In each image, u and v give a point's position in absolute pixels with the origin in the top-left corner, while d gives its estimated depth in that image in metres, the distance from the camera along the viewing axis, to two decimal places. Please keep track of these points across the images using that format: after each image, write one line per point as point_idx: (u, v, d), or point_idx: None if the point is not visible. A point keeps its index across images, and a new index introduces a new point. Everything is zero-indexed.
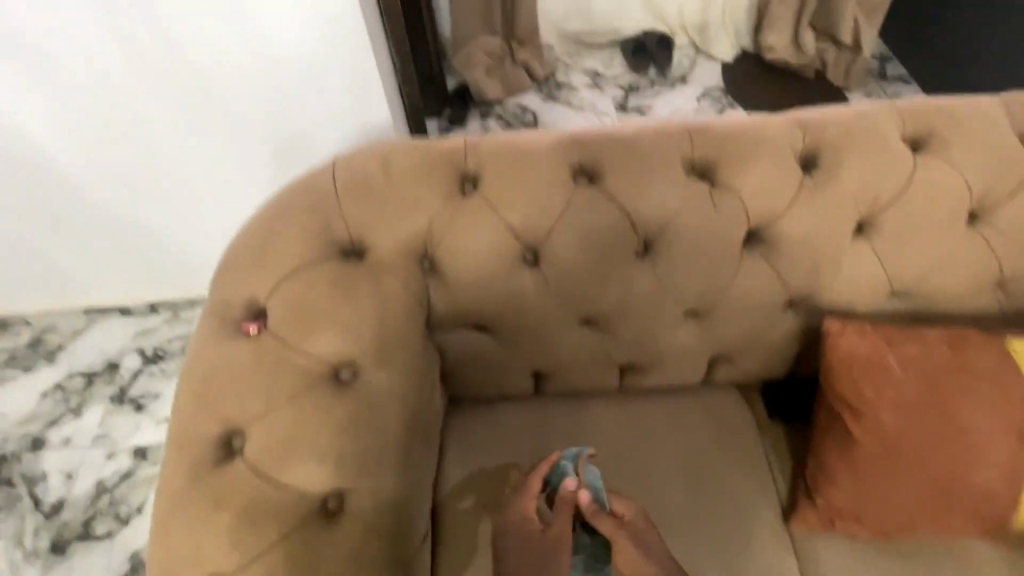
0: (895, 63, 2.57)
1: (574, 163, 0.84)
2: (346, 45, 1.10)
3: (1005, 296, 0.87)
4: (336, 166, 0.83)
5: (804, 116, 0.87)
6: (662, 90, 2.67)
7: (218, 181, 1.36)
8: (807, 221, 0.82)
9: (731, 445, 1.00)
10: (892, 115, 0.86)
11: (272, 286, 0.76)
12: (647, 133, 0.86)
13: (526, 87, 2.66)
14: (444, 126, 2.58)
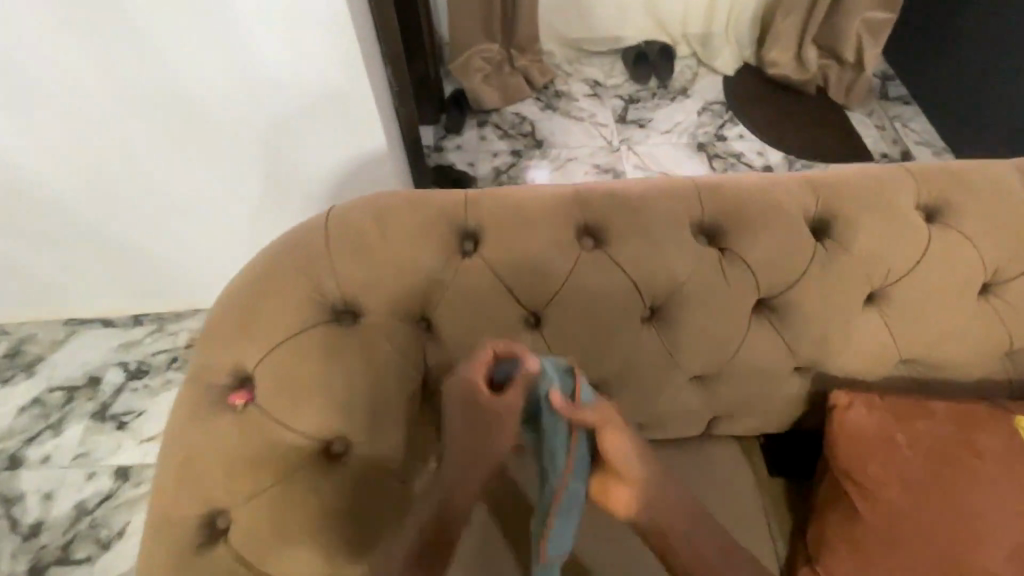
0: (897, 83, 2.57)
1: (577, 221, 0.81)
2: (346, 81, 1.13)
3: (1013, 366, 0.86)
4: (330, 221, 0.79)
5: (817, 178, 0.84)
6: (662, 102, 2.63)
7: (210, 210, 1.37)
8: (820, 289, 0.79)
9: (730, 504, 0.97)
10: (908, 179, 0.83)
11: (259, 350, 0.72)
12: (656, 193, 0.82)
13: (526, 95, 2.62)
14: (440, 134, 2.53)
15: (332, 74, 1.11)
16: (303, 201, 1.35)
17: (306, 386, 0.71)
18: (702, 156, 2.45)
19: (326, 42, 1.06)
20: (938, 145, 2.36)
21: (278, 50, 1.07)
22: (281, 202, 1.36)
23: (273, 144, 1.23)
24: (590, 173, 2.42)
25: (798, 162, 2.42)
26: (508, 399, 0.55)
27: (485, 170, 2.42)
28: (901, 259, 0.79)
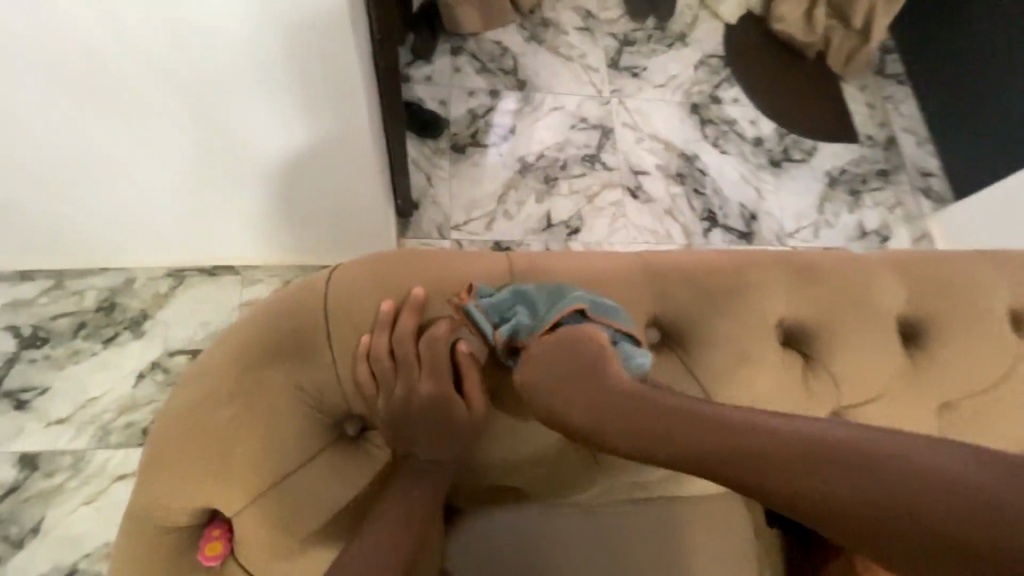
0: (895, 58, 2.46)
1: (650, 310, 0.80)
2: (289, 48, 1.00)
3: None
4: (335, 308, 0.73)
5: (881, 270, 0.85)
6: (658, 49, 2.36)
7: (158, 176, 1.27)
8: (879, 388, 0.82)
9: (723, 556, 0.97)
10: (959, 284, 0.85)
11: (272, 469, 0.70)
12: (757, 281, 0.81)
13: (509, 20, 2.25)
14: (406, 59, 2.13)
15: (286, 42, 0.99)
16: (266, 169, 1.27)
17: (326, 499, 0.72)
18: (695, 120, 2.26)
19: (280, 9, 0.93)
20: (921, 136, 2.33)
21: (220, 11, 0.93)
22: (239, 169, 1.27)
23: (226, 111, 1.12)
24: (576, 126, 2.15)
25: (789, 137, 2.30)
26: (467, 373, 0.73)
27: (459, 112, 2.09)
28: (950, 368, 0.83)
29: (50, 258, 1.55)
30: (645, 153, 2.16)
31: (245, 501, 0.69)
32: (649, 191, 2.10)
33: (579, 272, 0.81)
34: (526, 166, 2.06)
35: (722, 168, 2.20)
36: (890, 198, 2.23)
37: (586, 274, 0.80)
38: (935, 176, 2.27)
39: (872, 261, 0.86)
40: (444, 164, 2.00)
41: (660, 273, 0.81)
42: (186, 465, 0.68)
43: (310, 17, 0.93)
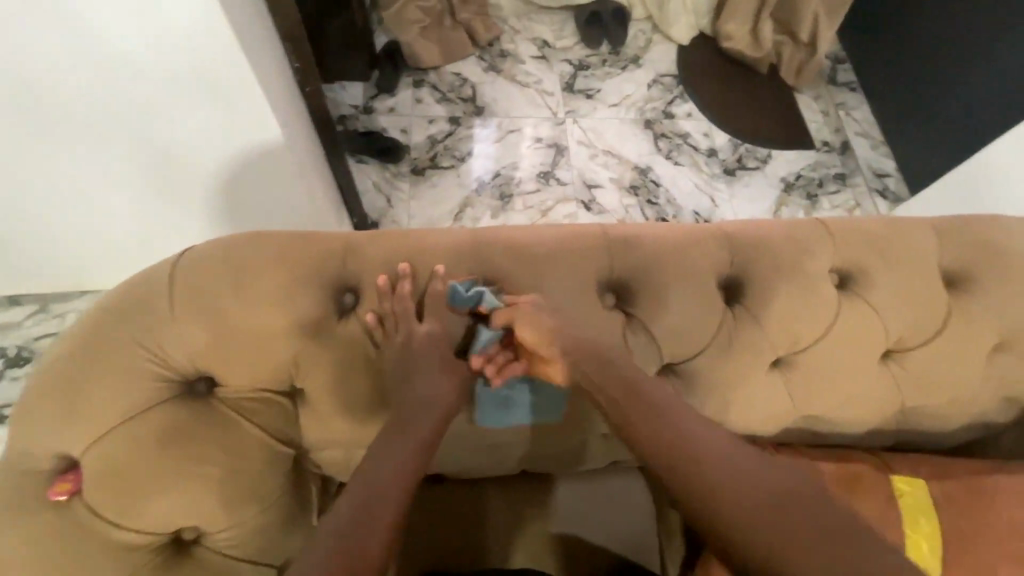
0: (847, 68, 2.52)
1: (465, 276, 0.72)
2: (205, 53, 0.94)
3: (903, 426, 0.87)
4: (178, 266, 0.68)
5: (729, 229, 0.79)
6: (612, 72, 2.47)
7: (102, 193, 1.26)
8: (727, 354, 0.75)
9: (619, 522, 0.99)
10: (824, 240, 0.79)
11: (117, 412, 0.63)
12: (568, 239, 0.75)
13: (468, 53, 2.41)
14: (371, 92, 2.30)
15: (199, 54, 0.94)
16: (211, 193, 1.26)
17: (178, 454, 0.64)
18: (648, 135, 2.35)
19: (195, 35, 0.91)
20: (876, 138, 2.37)
21: (125, 26, 0.89)
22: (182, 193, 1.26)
23: (163, 138, 1.12)
24: (532, 147, 2.27)
25: (743, 146, 2.36)
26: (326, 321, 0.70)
27: (420, 138, 2.23)
28: (806, 331, 0.76)
29: (30, 285, 1.67)
30: (599, 168, 2.25)
31: (94, 437, 0.63)
32: (603, 203, 2.18)
33: (382, 242, 0.73)
34: (480, 185, 2.17)
35: (675, 179, 2.26)
36: (847, 199, 2.25)
37: (388, 244, 0.73)
38: (890, 176, 2.29)
39: (719, 221, 0.82)
40: (403, 185, 2.14)
41: (474, 239, 0.74)
42: (16, 430, 0.64)
43: (222, 40, 0.92)
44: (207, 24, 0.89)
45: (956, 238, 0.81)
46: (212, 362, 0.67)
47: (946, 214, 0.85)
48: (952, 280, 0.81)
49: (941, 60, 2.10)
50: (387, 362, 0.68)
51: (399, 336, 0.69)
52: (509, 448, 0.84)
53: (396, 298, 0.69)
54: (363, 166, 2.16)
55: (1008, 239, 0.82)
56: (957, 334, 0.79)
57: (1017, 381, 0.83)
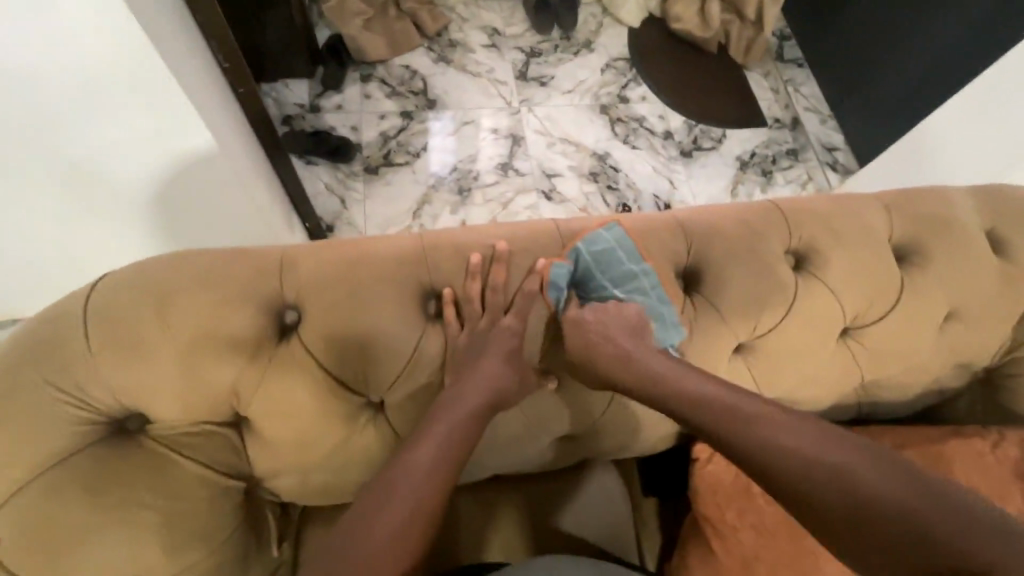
0: (793, 44, 2.56)
1: (414, 285, 0.68)
2: (109, 57, 0.85)
3: (864, 398, 0.88)
4: (95, 298, 0.62)
5: (684, 217, 0.77)
6: (565, 57, 2.43)
7: (15, 221, 1.14)
8: (687, 345, 0.75)
9: (594, 517, 0.98)
10: (778, 222, 0.78)
11: (35, 461, 0.58)
12: (519, 237, 0.72)
13: (415, 44, 2.33)
14: (316, 90, 2.21)
15: (103, 58, 0.85)
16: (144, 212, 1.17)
17: (107, 501, 0.59)
18: (604, 120, 2.33)
19: (96, 38, 0.82)
20: (825, 113, 2.42)
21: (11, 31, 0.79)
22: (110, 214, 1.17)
23: (78, 156, 1.02)
24: (488, 138, 2.22)
25: (698, 126, 2.37)
26: (266, 346, 0.64)
27: (371, 135, 2.16)
28: (765, 316, 0.76)
29: None
30: (557, 156, 2.23)
31: (12, 492, 0.57)
32: (563, 192, 2.16)
33: (321, 254, 0.68)
34: (438, 181, 2.11)
35: (634, 163, 2.26)
36: (800, 174, 2.30)
37: (327, 255, 0.68)
38: (840, 150, 2.35)
39: (674, 209, 0.80)
40: (357, 186, 2.06)
41: (421, 243, 0.70)
42: None
43: (128, 43, 0.83)
44: (108, 26, 0.81)
45: (904, 211, 0.82)
46: (140, 399, 0.61)
47: (895, 189, 0.86)
48: (903, 253, 0.81)
49: (880, 34, 2.14)
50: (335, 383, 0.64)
51: (347, 353, 0.65)
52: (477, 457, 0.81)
53: (339, 315, 0.65)
54: (313, 168, 2.07)
55: (952, 210, 0.83)
56: (910, 306, 0.80)
57: (967, 347, 0.85)
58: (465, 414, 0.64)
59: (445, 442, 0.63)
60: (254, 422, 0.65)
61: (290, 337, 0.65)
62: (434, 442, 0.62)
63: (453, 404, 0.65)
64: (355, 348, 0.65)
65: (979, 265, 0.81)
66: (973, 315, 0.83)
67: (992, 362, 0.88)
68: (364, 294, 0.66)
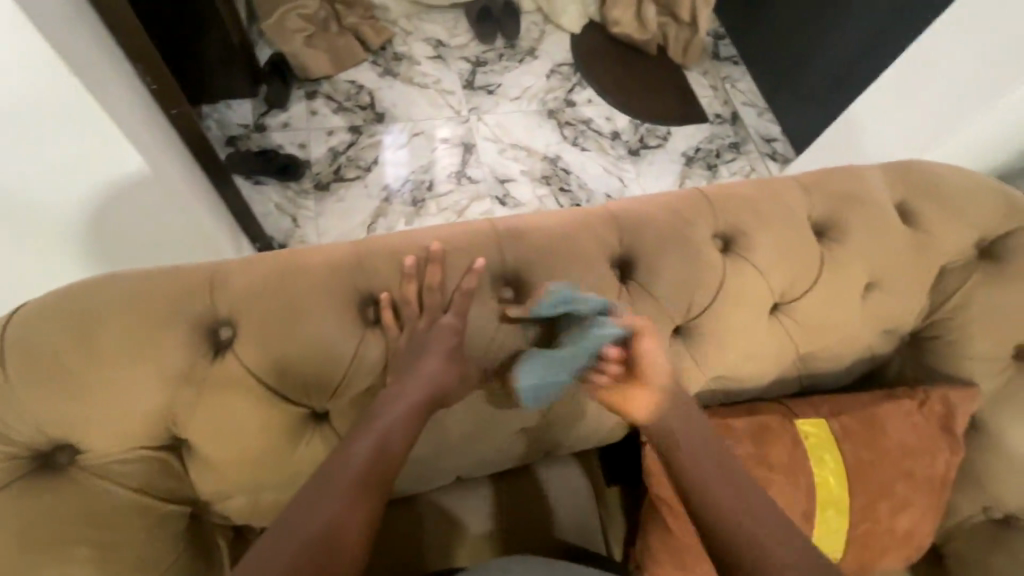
0: (727, 43, 2.67)
1: (352, 292, 0.68)
2: (23, 81, 0.82)
3: (802, 371, 0.92)
4: (15, 327, 0.60)
5: (617, 209, 0.80)
6: (510, 65, 2.48)
7: None
8: None
9: (558, 512, 0.99)
10: (704, 208, 0.82)
11: None
12: (454, 238, 0.73)
13: (360, 59, 2.33)
14: (261, 109, 2.18)
15: (17, 83, 0.83)
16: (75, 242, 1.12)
17: (35, 536, 0.58)
18: (553, 125, 2.38)
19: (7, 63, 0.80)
20: (761, 106, 2.53)
21: None
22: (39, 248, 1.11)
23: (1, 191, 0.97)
24: (440, 148, 2.23)
25: (644, 125, 2.44)
26: (198, 364, 0.63)
27: (320, 151, 2.14)
28: (697, 298, 0.79)
29: None
30: (509, 162, 2.26)
31: None
32: (516, 197, 2.19)
33: (254, 267, 0.67)
34: (391, 193, 2.11)
35: (585, 165, 2.31)
36: (743, 165, 2.40)
37: (261, 268, 0.67)
38: (778, 140, 2.46)
39: (608, 202, 0.83)
40: (309, 203, 2.04)
41: (356, 249, 0.70)
42: None
43: (43, 67, 0.81)
44: (20, 51, 0.79)
45: (820, 192, 0.87)
46: (69, 428, 0.59)
47: (814, 171, 0.91)
48: (822, 230, 0.86)
49: (804, 30, 2.26)
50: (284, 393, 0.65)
51: (286, 364, 0.65)
52: (431, 460, 0.82)
53: (275, 328, 0.64)
54: (262, 188, 2.04)
55: (865, 187, 0.88)
56: (832, 279, 0.85)
57: (889, 315, 0.90)
58: (403, 412, 0.65)
59: (384, 438, 0.63)
60: (194, 443, 0.64)
61: (223, 355, 0.64)
62: (373, 437, 0.63)
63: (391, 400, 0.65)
64: (292, 360, 0.65)
65: (892, 238, 0.87)
66: (892, 285, 0.88)
67: (915, 326, 0.94)
68: (302, 305, 0.65)
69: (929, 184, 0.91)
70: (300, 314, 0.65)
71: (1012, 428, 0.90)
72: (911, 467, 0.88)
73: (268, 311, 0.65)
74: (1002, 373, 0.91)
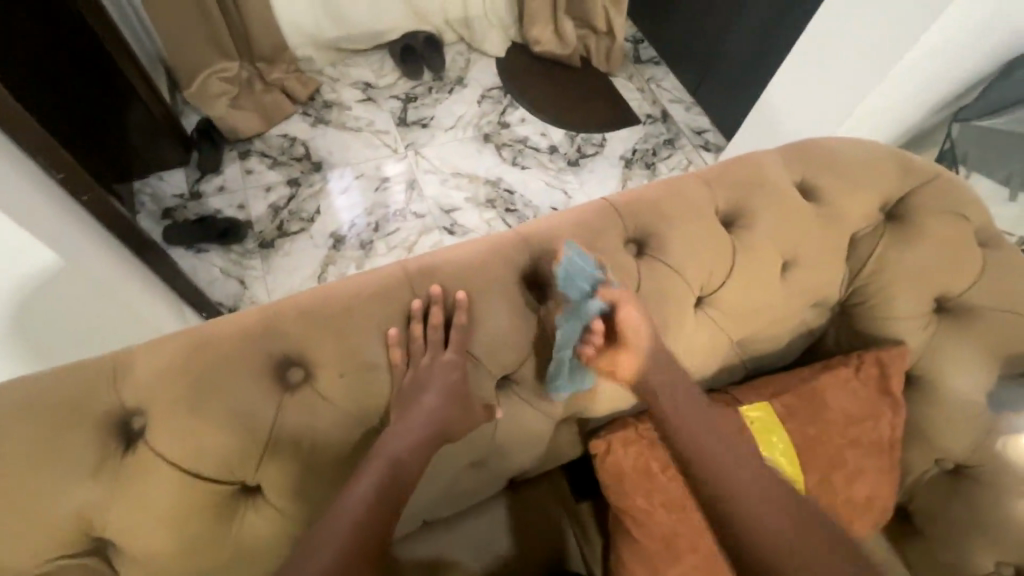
0: (647, 46, 2.76)
1: (264, 360, 0.66)
2: None
3: (740, 356, 0.94)
4: None
5: (528, 230, 0.81)
6: (441, 96, 2.51)
7: None
8: (550, 351, 0.78)
9: (530, 538, 0.98)
10: (614, 216, 0.84)
11: None
12: (366, 285, 0.73)
13: (290, 112, 2.33)
14: (194, 176, 2.15)
15: None
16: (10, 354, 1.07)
17: None
18: (490, 148, 2.41)
19: None
20: (688, 101, 2.62)
21: None
22: None
23: None
24: (382, 188, 2.24)
25: (579, 135, 2.49)
26: (108, 462, 0.61)
27: (260, 210, 2.12)
28: None
29: None
30: (452, 191, 2.27)
31: None
32: (464, 224, 2.20)
33: (158, 349, 0.65)
34: (339, 239, 2.10)
35: (526, 182, 2.34)
36: (680, 160, 2.47)
37: (167, 349, 0.66)
38: (708, 131, 2.55)
39: (520, 225, 0.83)
40: (255, 263, 2.01)
41: (265, 314, 0.68)
42: None
43: None
44: None
45: (724, 183, 0.90)
46: None
47: (718, 162, 0.94)
48: (732, 218, 0.89)
49: (713, 26, 2.36)
50: (243, 465, 0.65)
51: (202, 445, 0.63)
52: None
53: (186, 410, 0.63)
54: (204, 255, 2.00)
55: (765, 171, 0.92)
56: (749, 265, 0.87)
57: (813, 289, 0.93)
58: (405, 446, 0.67)
59: (389, 470, 0.66)
60: (117, 541, 0.62)
61: (137, 446, 0.62)
62: (379, 467, 0.65)
63: (388, 441, 0.67)
64: (208, 439, 0.63)
65: (798, 217, 0.90)
66: (808, 260, 0.91)
67: (840, 295, 0.97)
68: (213, 382, 0.64)
69: (826, 159, 0.95)
70: (212, 391, 0.64)
71: (946, 378, 0.93)
72: (857, 434, 0.90)
73: (179, 393, 0.63)
74: (928, 327, 0.94)
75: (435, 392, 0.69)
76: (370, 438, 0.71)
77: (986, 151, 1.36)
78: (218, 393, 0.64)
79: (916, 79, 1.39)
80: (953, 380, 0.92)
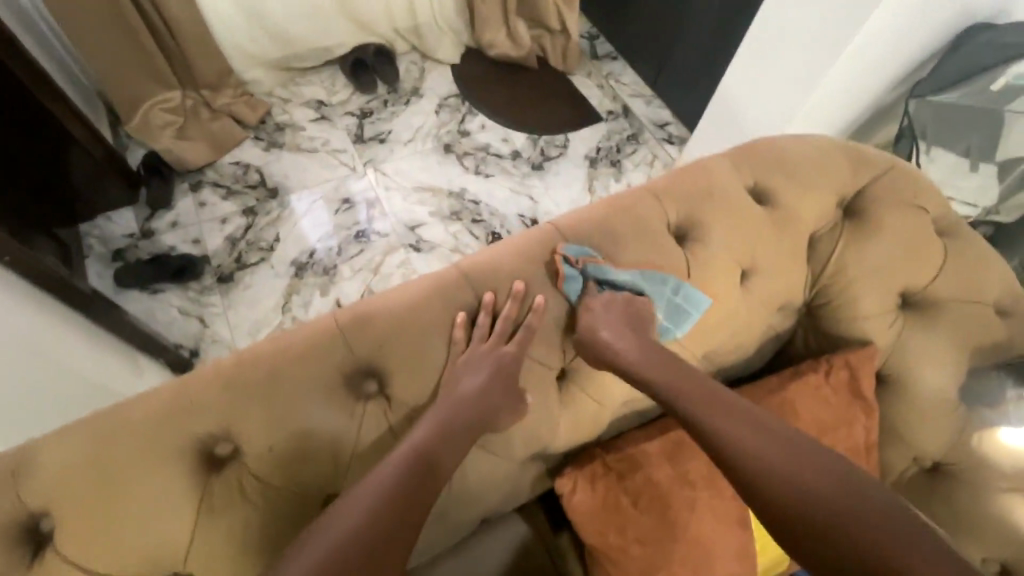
0: (603, 41, 2.72)
1: (185, 442, 0.61)
2: None
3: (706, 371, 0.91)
4: None
5: (471, 267, 0.77)
6: (397, 109, 2.45)
7: None
8: None
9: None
10: (560, 243, 0.79)
11: None
12: (296, 345, 0.67)
13: (240, 138, 2.25)
14: (144, 214, 2.06)
15: None
16: None
17: None
18: (452, 158, 2.35)
19: None
20: (648, 95, 2.59)
21: None
22: None
23: None
24: (342, 209, 2.17)
25: (541, 138, 2.45)
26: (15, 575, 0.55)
27: (216, 243, 2.04)
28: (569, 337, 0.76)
29: None
30: (416, 207, 2.22)
31: None
32: (430, 239, 2.15)
33: (65, 442, 0.59)
34: (301, 266, 2.03)
35: (491, 191, 2.30)
36: (645, 155, 2.43)
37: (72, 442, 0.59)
38: (671, 124, 2.52)
39: (462, 260, 0.79)
40: (214, 300, 1.94)
41: (183, 390, 0.63)
42: None
43: None
44: None
45: (674, 195, 0.86)
46: None
47: (668, 172, 0.90)
48: (685, 232, 0.85)
49: (667, 17, 2.33)
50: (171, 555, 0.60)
51: (121, 543, 0.58)
52: None
53: (100, 508, 0.57)
54: (161, 296, 1.92)
55: (717, 178, 0.88)
56: (708, 278, 0.83)
57: (775, 297, 0.90)
58: (429, 431, 0.65)
59: (414, 456, 0.63)
60: None
61: (47, 553, 0.56)
62: (403, 454, 0.63)
63: (419, 426, 0.66)
64: (129, 535, 0.58)
65: (753, 224, 0.86)
66: (768, 267, 0.88)
67: (804, 298, 0.94)
68: (128, 473, 0.58)
69: (778, 159, 0.92)
70: (128, 483, 0.58)
71: (915, 376, 0.91)
72: (830, 441, 0.87)
73: (92, 489, 0.57)
74: (895, 324, 0.91)
75: (443, 401, 0.68)
76: (313, 510, 0.66)
77: (948, 127, 1.32)
78: (134, 484, 0.58)
79: (867, 62, 1.37)
80: (924, 376, 0.90)
